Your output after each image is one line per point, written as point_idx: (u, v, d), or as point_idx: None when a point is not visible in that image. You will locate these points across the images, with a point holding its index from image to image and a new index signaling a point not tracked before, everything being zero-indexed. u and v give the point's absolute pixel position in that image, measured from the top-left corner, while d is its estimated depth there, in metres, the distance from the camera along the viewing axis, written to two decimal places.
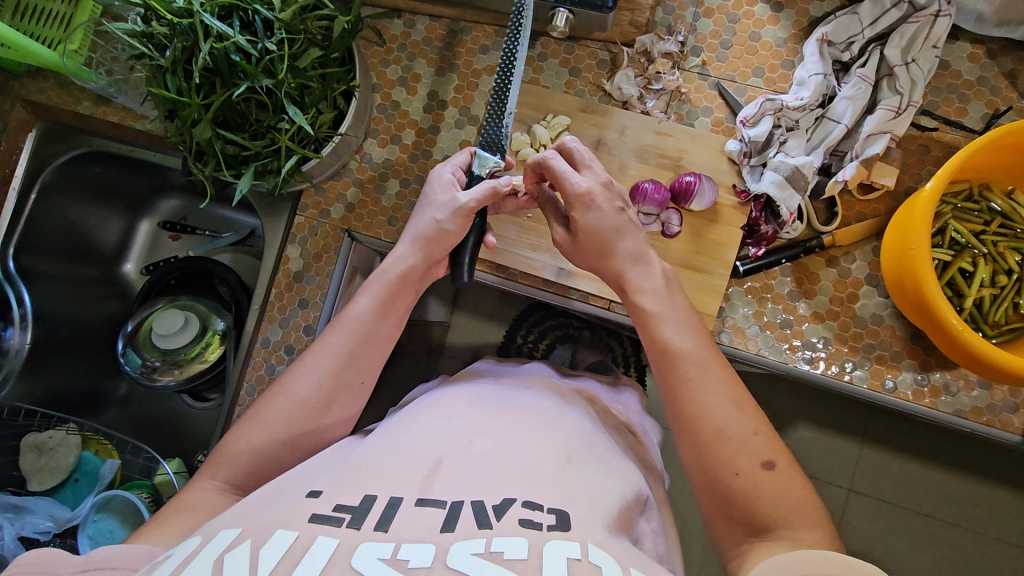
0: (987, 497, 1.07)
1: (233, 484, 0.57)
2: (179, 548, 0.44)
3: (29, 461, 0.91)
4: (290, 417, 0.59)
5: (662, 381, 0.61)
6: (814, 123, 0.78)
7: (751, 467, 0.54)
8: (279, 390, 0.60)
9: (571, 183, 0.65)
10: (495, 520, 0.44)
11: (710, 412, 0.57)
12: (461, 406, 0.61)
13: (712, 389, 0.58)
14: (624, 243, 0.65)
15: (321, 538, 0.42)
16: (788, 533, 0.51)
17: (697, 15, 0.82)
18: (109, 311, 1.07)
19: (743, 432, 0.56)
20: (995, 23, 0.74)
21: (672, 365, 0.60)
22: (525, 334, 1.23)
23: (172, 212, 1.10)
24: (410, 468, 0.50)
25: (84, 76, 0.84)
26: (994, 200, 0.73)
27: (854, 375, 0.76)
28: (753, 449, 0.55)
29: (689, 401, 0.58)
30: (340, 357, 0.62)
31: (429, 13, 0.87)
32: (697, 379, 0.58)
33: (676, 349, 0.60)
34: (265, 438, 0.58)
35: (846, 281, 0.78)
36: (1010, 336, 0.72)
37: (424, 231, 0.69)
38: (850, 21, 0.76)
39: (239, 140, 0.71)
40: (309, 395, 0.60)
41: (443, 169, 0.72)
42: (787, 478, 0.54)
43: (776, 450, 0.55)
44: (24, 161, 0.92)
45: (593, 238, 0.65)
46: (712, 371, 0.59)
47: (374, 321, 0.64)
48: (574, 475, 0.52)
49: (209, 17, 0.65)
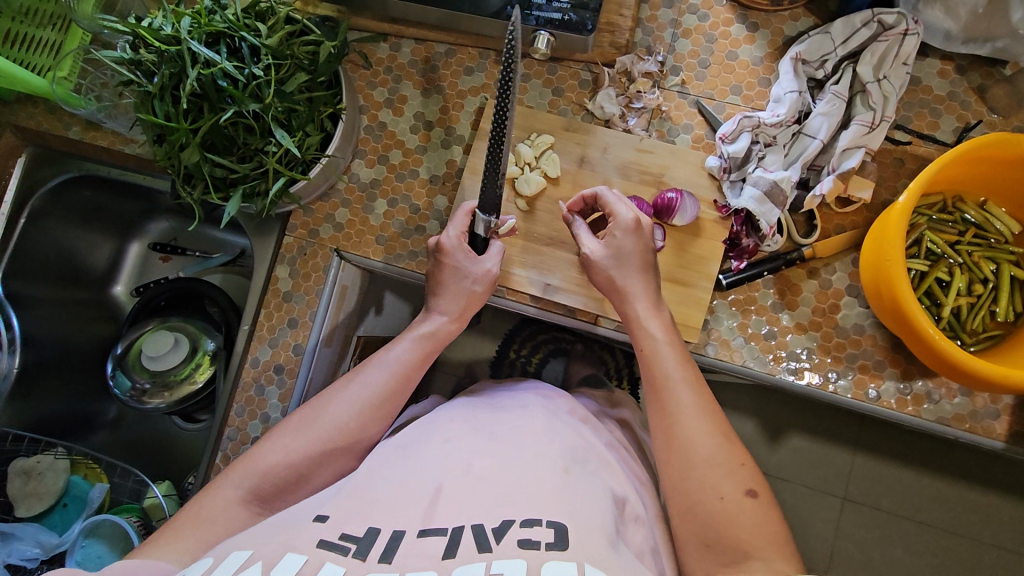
0: (980, 504, 1.07)
1: (256, 494, 0.57)
2: (192, 568, 0.46)
3: (17, 487, 0.90)
4: (323, 439, 0.61)
5: (655, 407, 0.63)
6: (791, 138, 0.79)
7: (735, 494, 0.56)
8: (317, 414, 0.62)
9: (623, 208, 0.71)
10: (495, 543, 0.46)
11: (698, 446, 0.59)
12: (459, 429, 0.62)
13: (702, 418, 0.61)
14: (638, 280, 0.69)
15: (329, 564, 0.45)
16: (762, 564, 0.51)
17: (675, 35, 0.85)
18: (99, 334, 1.07)
19: (728, 458, 0.58)
20: (963, 40, 0.77)
21: (668, 390, 0.63)
22: (519, 348, 1.24)
23: (162, 234, 1.11)
24: (413, 499, 0.51)
25: (73, 102, 0.84)
26: (968, 210, 0.75)
27: (838, 385, 0.77)
28: (738, 478, 0.57)
29: (682, 423, 0.61)
30: (377, 390, 0.64)
31: (415, 36, 0.89)
32: (692, 406, 0.61)
33: (672, 377, 0.64)
34: (299, 453, 0.60)
35: (828, 292, 0.79)
36: (988, 343, 0.73)
37: (454, 295, 0.72)
38: (823, 40, 0.78)
39: (227, 163, 0.72)
40: (344, 420, 0.62)
41: (449, 232, 0.73)
42: (765, 508, 0.56)
43: (757, 479, 0.58)
44: (14, 186, 0.93)
45: (626, 262, 0.70)
46: (702, 401, 0.62)
47: (410, 364, 0.67)
48: (572, 485, 0.53)
49: (197, 45, 0.67)
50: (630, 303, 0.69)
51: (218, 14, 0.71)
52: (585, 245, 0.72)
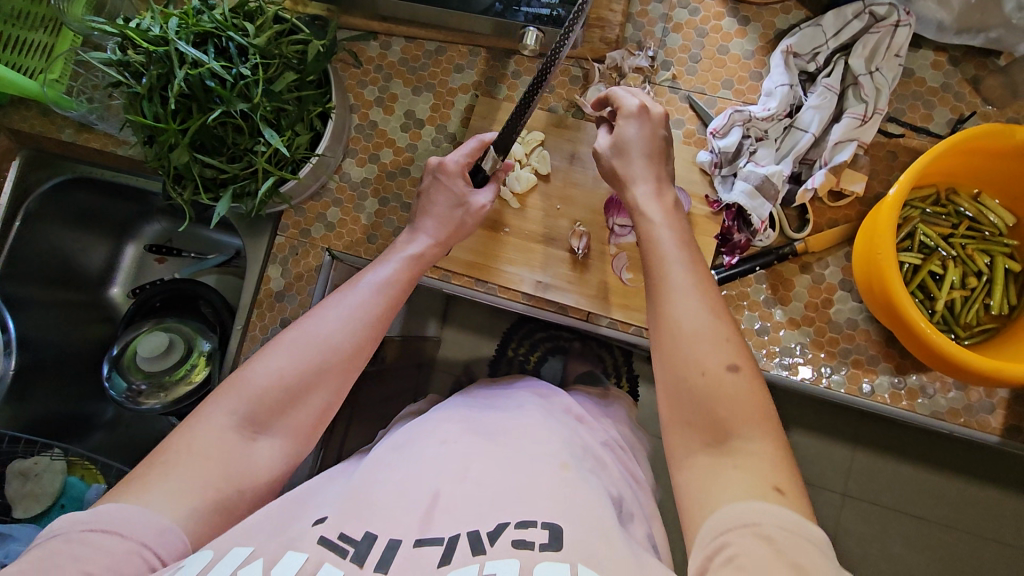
0: (980, 498, 1.07)
1: (252, 421, 0.55)
2: (190, 561, 0.45)
3: (15, 487, 0.91)
4: (316, 358, 0.58)
5: (648, 289, 0.59)
6: (783, 132, 0.79)
7: (717, 368, 0.52)
8: (306, 330, 0.59)
9: (630, 99, 0.70)
10: (489, 545, 0.46)
11: (690, 324, 0.54)
12: (456, 430, 0.61)
13: (695, 295, 0.56)
14: (640, 168, 0.67)
15: (327, 566, 0.45)
16: (743, 443, 0.49)
17: (666, 30, 0.84)
18: (94, 335, 1.07)
19: (714, 333, 0.54)
20: (955, 31, 0.76)
21: (661, 272, 0.59)
22: (516, 346, 1.24)
23: (157, 235, 1.11)
24: (409, 503, 0.51)
25: (65, 105, 0.85)
26: (961, 203, 0.74)
27: (832, 379, 0.76)
28: (721, 351, 0.53)
29: (669, 298, 0.56)
30: (366, 305, 0.62)
31: (405, 34, 0.89)
32: (686, 285, 0.57)
33: (666, 258, 0.59)
34: (294, 370, 0.57)
35: (820, 287, 0.78)
36: (983, 336, 0.72)
37: (444, 219, 0.73)
38: (814, 32, 0.77)
39: (216, 163, 0.72)
40: (336, 335, 0.60)
41: (453, 156, 0.74)
42: (747, 385, 0.51)
43: (743, 357, 0.53)
44: (7, 190, 0.93)
45: (625, 150, 0.68)
46: (696, 279, 0.57)
47: (398, 285, 0.66)
48: (568, 483, 0.53)
49: (184, 45, 0.67)
50: (629, 190, 0.67)
51: (206, 14, 0.71)
52: (597, 140, 0.72)
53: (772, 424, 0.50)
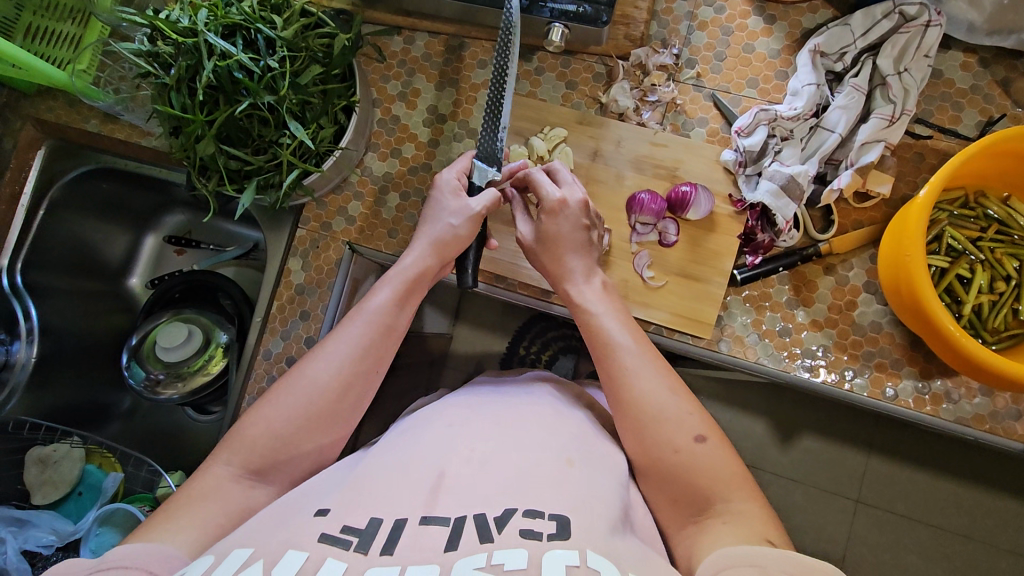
0: (998, 508, 1.05)
1: (248, 468, 0.57)
2: (194, 566, 0.45)
3: (33, 475, 0.92)
4: (310, 401, 0.60)
5: (603, 372, 0.63)
6: (809, 132, 0.78)
7: (687, 443, 0.56)
8: (299, 374, 0.61)
9: (550, 189, 0.71)
10: (497, 533, 0.46)
11: (651, 402, 0.58)
12: (461, 415, 0.62)
13: (649, 374, 0.60)
14: (576, 256, 0.70)
15: (331, 560, 0.44)
16: (727, 506, 0.53)
17: (691, 28, 0.84)
18: (113, 325, 1.08)
19: (678, 411, 0.58)
20: (987, 32, 0.75)
21: (613, 356, 0.62)
22: (528, 345, 1.23)
23: (177, 227, 1.12)
24: (416, 486, 0.51)
25: (92, 95, 0.84)
26: (990, 206, 0.73)
27: (855, 383, 0.75)
28: (687, 425, 0.57)
29: (628, 390, 0.60)
30: (357, 345, 0.63)
31: (429, 29, 0.89)
32: (637, 366, 0.61)
33: (616, 342, 0.63)
34: (284, 421, 0.58)
35: (845, 289, 0.78)
36: (1010, 342, 0.71)
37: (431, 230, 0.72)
38: (841, 32, 0.77)
39: (241, 155, 0.72)
40: (328, 379, 0.61)
41: (448, 173, 0.74)
42: (719, 449, 0.56)
43: (708, 425, 0.58)
44: (32, 178, 0.94)
45: (555, 246, 0.70)
46: (648, 359, 0.62)
47: (390, 311, 0.66)
48: (574, 477, 0.53)
49: (213, 37, 0.68)
50: (567, 283, 0.70)
51: (234, 6, 0.71)
52: (521, 228, 0.74)
53: (750, 484, 0.56)
